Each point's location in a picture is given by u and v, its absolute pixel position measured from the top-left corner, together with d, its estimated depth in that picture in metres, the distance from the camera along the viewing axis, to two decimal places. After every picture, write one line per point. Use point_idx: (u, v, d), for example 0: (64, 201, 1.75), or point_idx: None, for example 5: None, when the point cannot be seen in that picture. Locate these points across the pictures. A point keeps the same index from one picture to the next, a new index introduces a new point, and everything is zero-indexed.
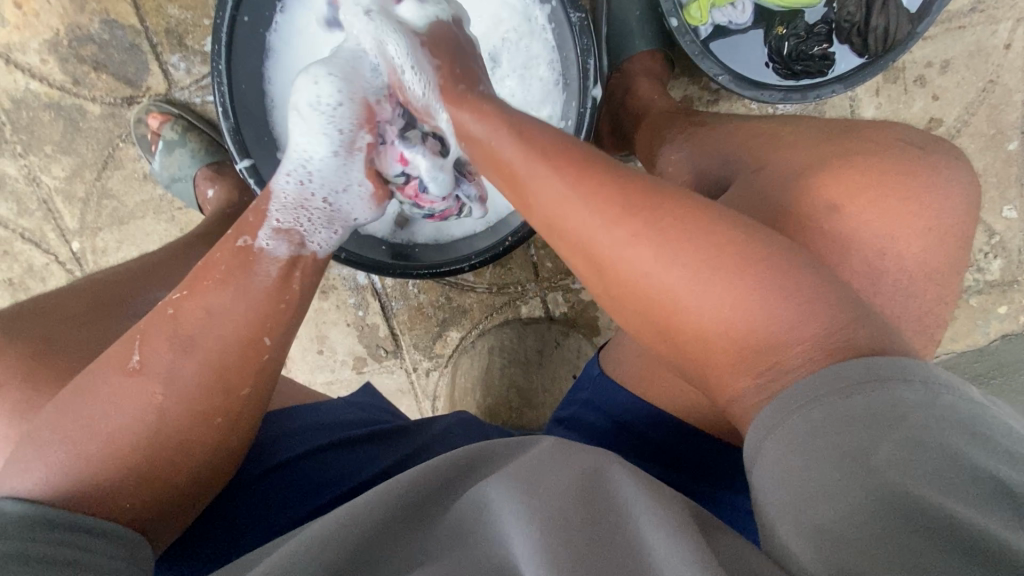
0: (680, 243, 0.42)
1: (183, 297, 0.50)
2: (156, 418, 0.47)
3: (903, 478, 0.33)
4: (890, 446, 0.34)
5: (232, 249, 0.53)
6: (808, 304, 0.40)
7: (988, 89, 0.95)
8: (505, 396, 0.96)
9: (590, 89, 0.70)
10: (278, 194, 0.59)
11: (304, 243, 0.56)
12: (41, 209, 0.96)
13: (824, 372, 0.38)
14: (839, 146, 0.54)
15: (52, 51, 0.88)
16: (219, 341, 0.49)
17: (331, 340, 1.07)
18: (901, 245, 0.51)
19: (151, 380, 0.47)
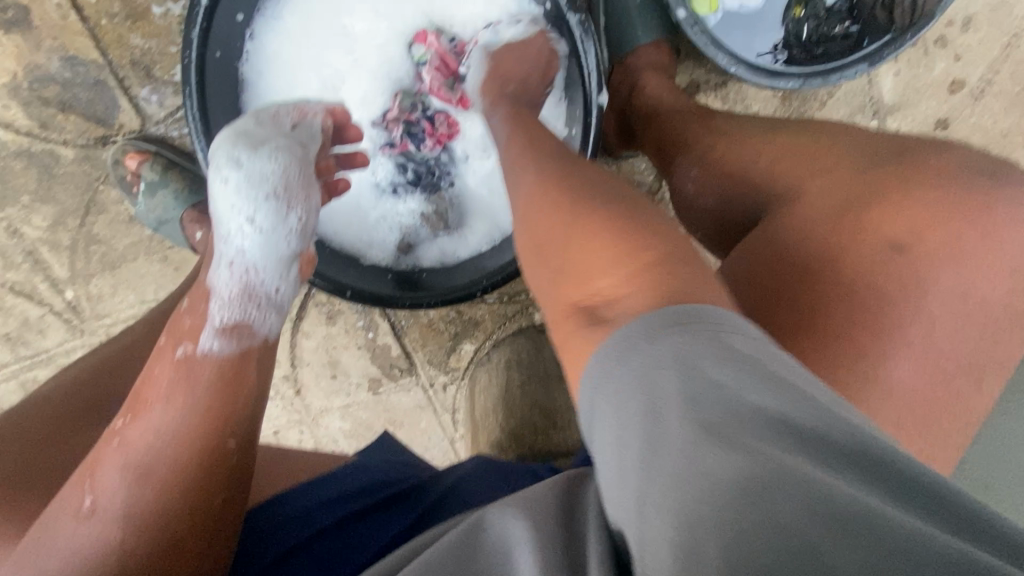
0: (563, 216, 0.45)
1: (126, 421, 0.48)
2: (114, 561, 0.44)
3: (745, 507, 0.28)
4: (728, 467, 0.29)
5: (173, 362, 0.50)
6: (654, 273, 0.40)
7: (1014, 44, 0.89)
8: (529, 417, 0.91)
9: (595, 95, 0.65)
10: (216, 287, 0.54)
11: (255, 329, 0.54)
12: (28, 261, 0.92)
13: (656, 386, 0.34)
14: (903, 175, 0.51)
15: (13, 95, 0.83)
16: (167, 463, 0.46)
17: (343, 364, 1.04)
18: (978, 286, 0.49)
19: (101, 519, 0.45)
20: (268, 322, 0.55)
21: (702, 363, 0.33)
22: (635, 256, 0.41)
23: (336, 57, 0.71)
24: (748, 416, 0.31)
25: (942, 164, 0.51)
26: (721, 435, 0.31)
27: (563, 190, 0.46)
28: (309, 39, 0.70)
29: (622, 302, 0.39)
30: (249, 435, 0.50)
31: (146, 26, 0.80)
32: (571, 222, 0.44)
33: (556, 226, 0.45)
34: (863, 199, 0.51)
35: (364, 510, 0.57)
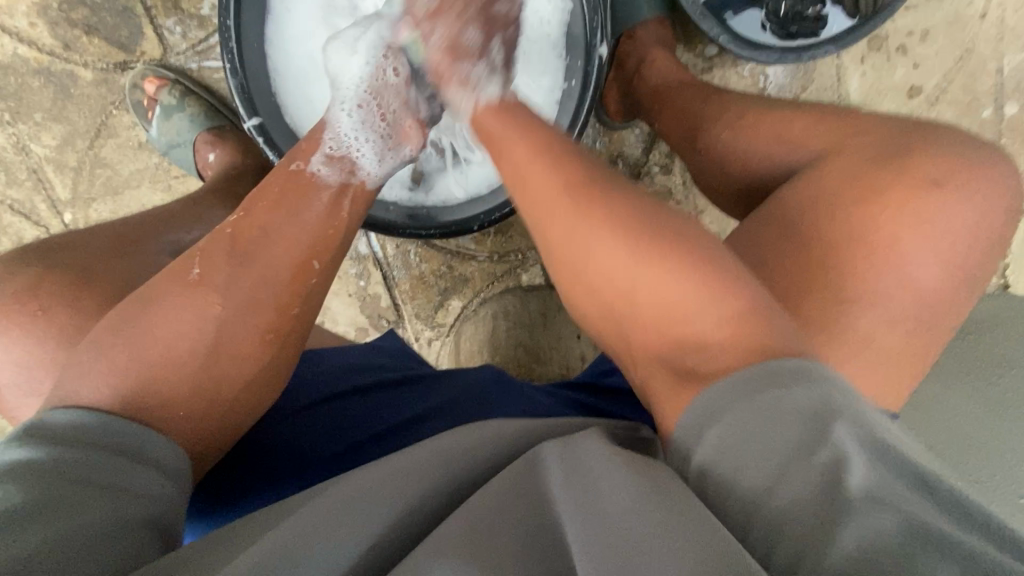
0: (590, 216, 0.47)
1: (239, 216, 0.53)
2: (213, 332, 0.48)
3: (842, 505, 0.32)
4: (855, 489, 0.32)
5: (287, 172, 0.55)
6: (695, 278, 0.43)
7: (965, 57, 0.98)
8: (512, 353, 0.95)
9: (596, 46, 0.72)
10: (335, 125, 0.61)
11: (357, 170, 0.59)
12: (30, 179, 0.93)
13: (808, 396, 0.36)
14: (899, 138, 0.57)
15: (40, 13, 0.86)
16: (273, 259, 0.51)
17: (333, 311, 1.07)
18: (951, 235, 0.52)
19: (208, 293, 0.48)
20: (372, 165, 0.60)
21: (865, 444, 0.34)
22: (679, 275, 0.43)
23: None
24: (890, 503, 0.32)
25: (943, 160, 0.54)
26: (859, 489, 0.32)
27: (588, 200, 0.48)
28: None
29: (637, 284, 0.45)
30: (331, 269, 0.55)
31: None
32: (646, 265, 0.44)
33: (587, 228, 0.47)
34: (852, 177, 0.55)
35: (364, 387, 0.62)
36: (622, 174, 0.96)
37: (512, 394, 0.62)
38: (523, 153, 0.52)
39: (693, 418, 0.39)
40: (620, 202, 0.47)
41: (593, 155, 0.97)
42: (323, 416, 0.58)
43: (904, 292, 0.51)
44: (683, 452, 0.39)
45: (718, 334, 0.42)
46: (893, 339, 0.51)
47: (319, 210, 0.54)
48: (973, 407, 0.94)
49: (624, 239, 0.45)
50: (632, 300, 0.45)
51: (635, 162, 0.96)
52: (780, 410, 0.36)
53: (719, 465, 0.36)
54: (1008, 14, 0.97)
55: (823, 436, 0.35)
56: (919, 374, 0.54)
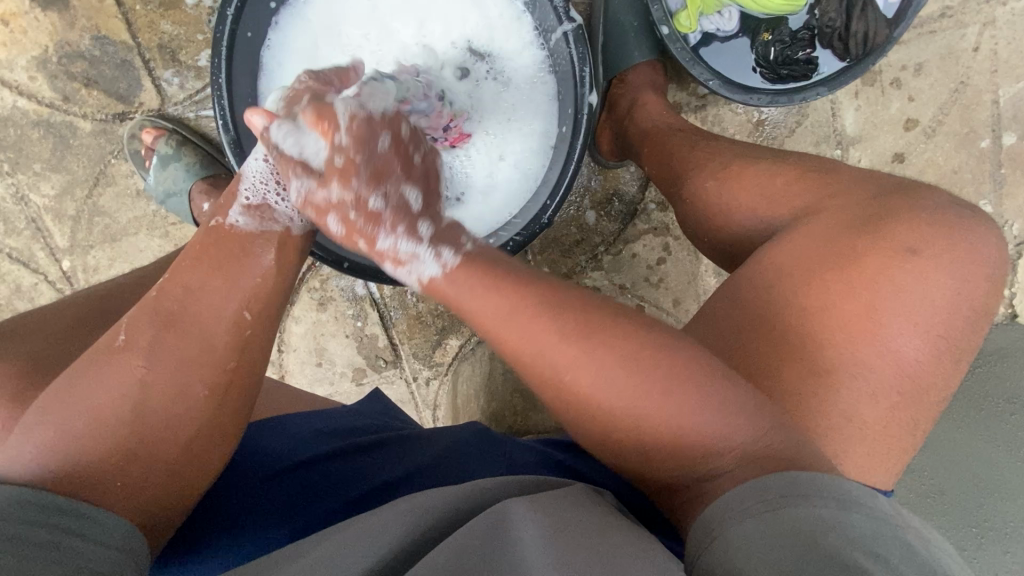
0: (603, 352, 0.43)
1: (166, 278, 0.51)
2: (137, 398, 0.46)
3: (790, 552, 0.35)
4: (803, 538, 0.35)
5: (207, 229, 0.53)
6: (716, 403, 0.43)
7: (960, 90, 0.98)
8: (509, 400, 0.94)
9: (585, 95, 0.69)
10: (248, 171, 0.57)
11: (274, 215, 0.55)
12: (29, 228, 0.93)
13: (769, 480, 0.40)
14: (874, 203, 0.56)
15: (41, 68, 0.88)
16: (205, 315, 0.49)
17: (329, 352, 1.06)
18: (929, 293, 0.51)
19: (131, 356, 0.47)
20: (292, 213, 0.56)
21: (805, 501, 0.38)
22: (702, 399, 0.43)
23: (354, 39, 0.73)
24: (818, 540, 0.35)
25: (919, 225, 0.53)
26: (803, 530, 0.36)
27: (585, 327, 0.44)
28: (327, 24, 0.73)
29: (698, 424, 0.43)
30: (274, 324, 0.53)
31: (176, 14, 0.87)
32: (634, 383, 0.43)
33: (607, 370, 0.43)
34: (828, 241, 0.55)
35: (336, 450, 0.61)
36: (618, 213, 0.96)
37: (502, 450, 0.61)
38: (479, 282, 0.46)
39: (724, 513, 0.39)
40: (609, 331, 0.44)
41: (587, 194, 0.97)
42: (303, 480, 0.57)
43: (886, 358, 0.50)
44: (705, 533, 0.39)
45: (733, 452, 0.42)
46: (878, 411, 0.50)
47: (263, 262, 0.52)
48: (982, 445, 0.91)
49: (612, 374, 0.43)
50: (610, 420, 0.44)
51: (631, 200, 0.96)
52: (803, 514, 0.37)
53: (738, 552, 0.36)
54: (1001, 47, 0.96)
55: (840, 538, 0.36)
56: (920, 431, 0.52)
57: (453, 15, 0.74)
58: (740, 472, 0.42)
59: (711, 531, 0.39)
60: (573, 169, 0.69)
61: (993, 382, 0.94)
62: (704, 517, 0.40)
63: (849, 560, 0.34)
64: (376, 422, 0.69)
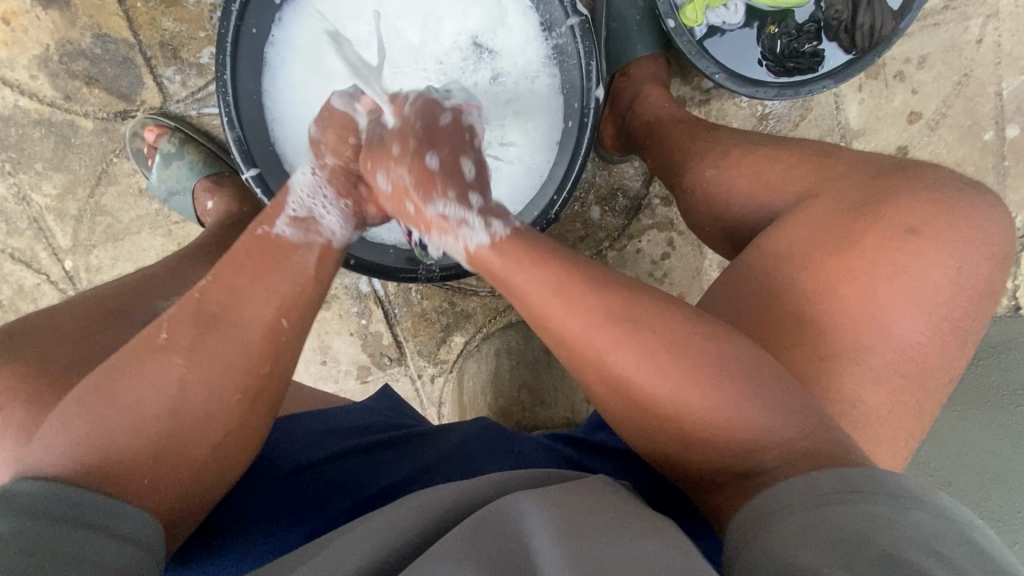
0: (645, 341, 0.44)
1: (209, 281, 0.50)
2: (176, 392, 0.46)
3: (843, 539, 0.34)
4: (851, 527, 0.35)
5: (253, 237, 0.52)
6: (763, 391, 0.44)
7: (964, 82, 0.98)
8: (516, 396, 0.94)
9: (592, 89, 0.70)
10: (295, 186, 0.58)
11: (320, 227, 0.55)
12: (31, 228, 0.93)
13: (807, 479, 0.40)
14: (883, 182, 0.55)
15: (42, 66, 0.87)
16: (244, 323, 0.49)
17: (334, 350, 1.05)
18: (936, 279, 0.51)
19: (173, 355, 0.47)
20: (335, 222, 0.56)
21: (850, 490, 0.38)
22: (748, 396, 0.43)
23: (358, 34, 0.72)
24: (867, 527, 0.35)
25: (928, 210, 0.53)
26: (850, 520, 0.35)
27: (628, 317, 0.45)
28: (331, 20, 0.72)
29: (755, 429, 0.43)
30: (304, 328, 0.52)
31: (178, 11, 0.86)
32: (696, 381, 0.44)
33: (655, 363, 0.44)
34: (835, 224, 0.54)
35: (345, 449, 0.60)
36: (622, 208, 0.96)
37: (511, 446, 0.61)
38: (534, 283, 0.46)
39: (785, 504, 0.39)
40: (669, 326, 0.45)
41: (592, 189, 0.96)
42: (312, 478, 0.57)
43: (896, 348, 0.50)
44: (750, 531, 0.38)
45: (779, 433, 0.43)
46: (881, 396, 0.50)
47: (297, 265, 0.52)
48: (987, 436, 0.91)
49: (666, 367, 0.44)
50: (678, 420, 0.44)
51: (635, 195, 0.96)
52: (861, 512, 0.36)
53: (798, 541, 0.35)
54: (1004, 38, 0.96)
55: (902, 538, 0.34)
56: (926, 419, 0.53)
57: (459, 9, 0.73)
58: (787, 468, 0.42)
59: (758, 528, 0.38)
60: (580, 164, 0.70)
61: (996, 374, 0.94)
62: (755, 504, 0.40)
63: (904, 546, 0.33)
64: (384, 419, 0.69)
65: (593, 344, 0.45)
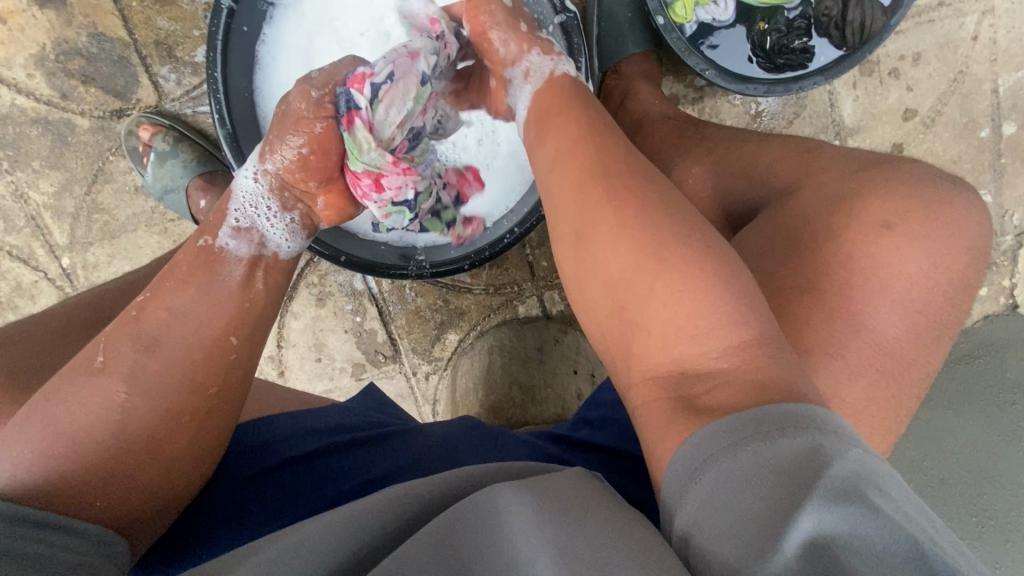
0: (632, 225, 0.46)
1: (146, 297, 0.52)
2: (119, 412, 0.47)
3: (757, 513, 0.33)
4: (768, 491, 0.33)
5: (194, 250, 0.56)
6: (739, 312, 0.42)
7: (959, 79, 0.97)
8: (507, 393, 0.94)
9: (581, 85, 0.70)
10: (237, 193, 0.60)
11: (266, 241, 0.59)
12: (29, 225, 0.94)
13: (735, 420, 0.37)
14: (864, 177, 0.55)
15: (38, 65, 0.88)
16: (183, 342, 0.50)
17: (329, 347, 1.06)
18: (915, 274, 0.51)
19: (114, 377, 0.48)
20: (282, 237, 0.61)
21: (771, 440, 0.36)
22: (723, 301, 0.42)
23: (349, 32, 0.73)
24: (787, 490, 0.33)
25: (907, 201, 0.52)
26: (767, 484, 0.34)
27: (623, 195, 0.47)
28: (323, 17, 0.73)
29: (708, 340, 0.42)
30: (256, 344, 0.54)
31: (172, 10, 0.87)
32: (673, 274, 0.43)
33: (630, 247, 0.46)
34: (812, 219, 0.54)
35: (331, 445, 0.61)
36: None
37: (497, 441, 0.61)
38: (562, 143, 0.54)
39: (718, 448, 0.37)
40: (668, 220, 0.46)
41: None
42: (298, 473, 0.57)
43: (874, 341, 0.50)
44: (674, 489, 0.38)
45: (728, 359, 0.41)
46: (857, 392, 0.50)
47: (230, 285, 0.54)
48: (983, 434, 0.91)
49: (638, 248, 0.45)
50: (637, 314, 0.45)
51: None
52: (793, 451, 0.35)
53: (726, 503, 0.34)
54: (1000, 35, 0.96)
55: (831, 474, 0.33)
56: (908, 413, 0.53)
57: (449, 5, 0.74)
58: (724, 387, 0.40)
59: (679, 492, 0.37)
60: None
61: (991, 372, 0.94)
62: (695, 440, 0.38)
63: (816, 506, 0.32)
64: (369, 418, 0.69)
65: (582, 220, 0.49)
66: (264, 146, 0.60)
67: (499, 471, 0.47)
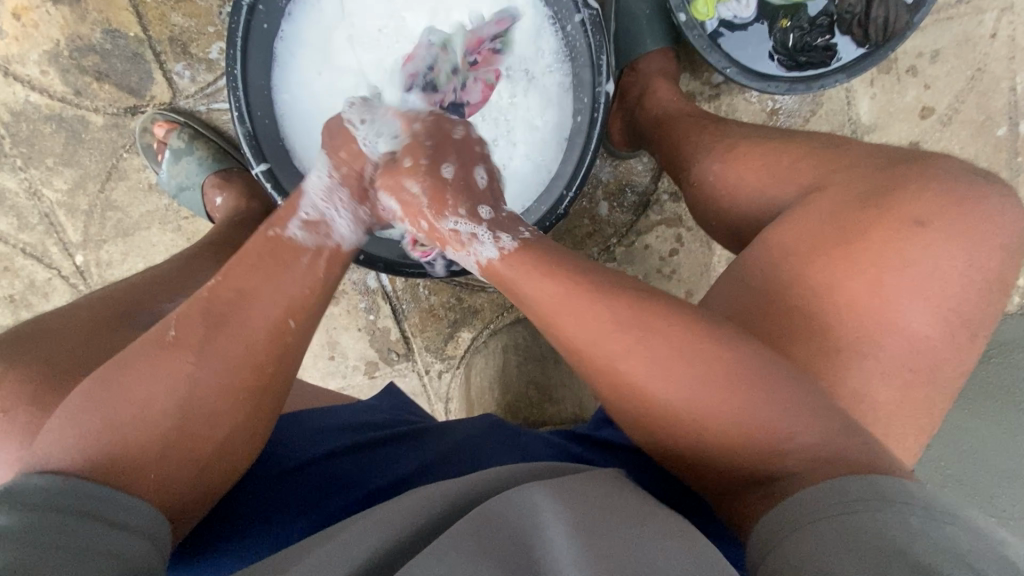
0: (660, 346, 0.44)
1: (218, 280, 0.51)
2: (185, 391, 0.46)
3: (875, 554, 0.33)
4: (881, 545, 0.33)
5: (264, 240, 0.54)
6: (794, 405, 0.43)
7: (977, 77, 0.96)
8: (523, 392, 0.94)
9: (602, 83, 0.69)
10: (307, 189, 0.59)
11: (333, 232, 0.57)
12: (43, 223, 0.93)
13: (829, 486, 0.39)
14: (889, 174, 0.55)
15: (52, 62, 0.88)
16: (249, 322, 0.49)
17: (342, 345, 1.06)
18: (937, 273, 0.51)
19: (182, 353, 0.47)
20: (347, 228, 0.58)
21: (874, 504, 0.36)
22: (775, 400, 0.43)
23: (370, 30, 0.73)
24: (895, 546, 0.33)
25: (930, 198, 0.52)
26: (875, 534, 0.34)
27: (641, 322, 0.45)
28: (343, 16, 0.73)
29: (778, 439, 0.42)
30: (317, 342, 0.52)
31: (187, 7, 0.87)
32: (720, 388, 0.43)
33: (676, 373, 0.44)
34: (838, 219, 0.53)
35: (356, 446, 0.61)
36: (631, 204, 0.95)
37: (518, 442, 0.61)
38: (555, 290, 0.48)
39: (809, 514, 0.38)
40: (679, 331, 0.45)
41: (599, 186, 0.96)
42: (321, 473, 0.57)
43: (900, 344, 0.50)
44: (766, 542, 0.38)
45: (796, 446, 0.42)
46: (885, 393, 0.50)
47: (297, 270, 0.53)
48: (993, 434, 0.91)
49: (677, 366, 0.44)
50: (692, 425, 0.44)
51: (644, 190, 0.95)
52: (876, 517, 0.35)
53: (817, 550, 0.34)
54: (1018, 33, 0.95)
55: (928, 544, 0.33)
56: (935, 414, 0.53)
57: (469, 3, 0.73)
58: (808, 473, 0.41)
59: (787, 542, 0.37)
60: (591, 160, 0.70)
61: (1006, 372, 0.93)
62: (777, 525, 0.38)
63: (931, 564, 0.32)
64: (392, 416, 0.69)
65: (608, 358, 0.46)
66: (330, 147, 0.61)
67: (528, 470, 0.47)
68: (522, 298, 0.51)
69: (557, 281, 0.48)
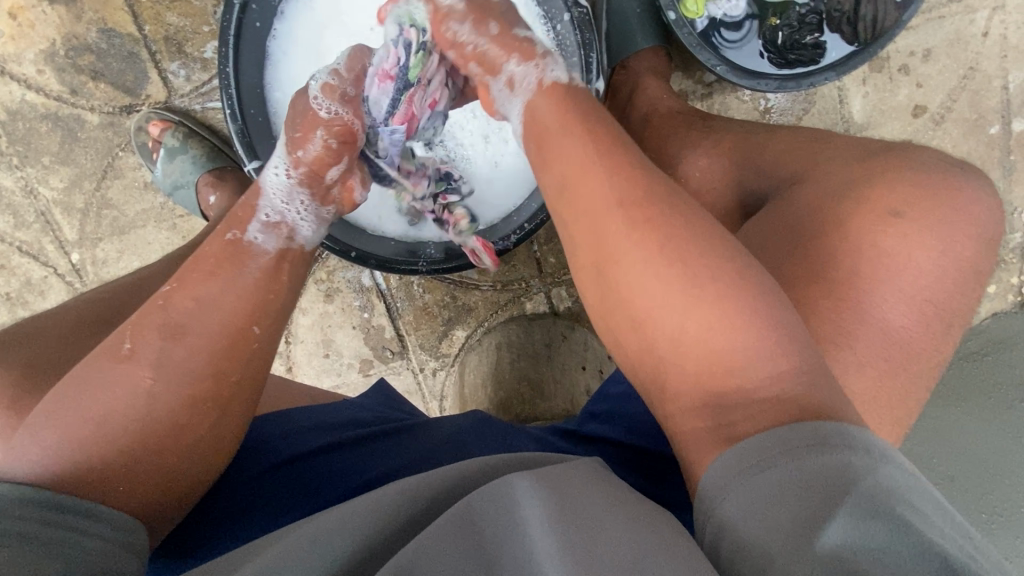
0: (656, 240, 0.45)
1: (171, 288, 0.51)
2: (145, 403, 0.47)
3: (812, 516, 0.34)
4: (818, 504, 0.34)
5: (221, 242, 0.54)
6: (771, 342, 0.42)
7: (969, 76, 0.97)
8: (516, 388, 0.95)
9: (591, 81, 0.70)
10: (266, 187, 0.59)
11: (293, 234, 0.58)
12: (39, 221, 0.94)
13: (774, 434, 0.38)
14: (873, 166, 0.55)
15: (48, 61, 0.88)
16: (210, 330, 0.49)
17: (337, 343, 1.06)
18: (917, 262, 0.51)
19: (139, 365, 0.47)
20: (308, 229, 0.60)
21: (818, 451, 0.37)
22: (755, 331, 0.42)
23: (361, 27, 0.73)
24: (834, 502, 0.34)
25: (908, 188, 0.52)
26: (816, 488, 0.35)
27: (646, 215, 0.46)
28: (334, 12, 0.73)
29: (745, 371, 0.42)
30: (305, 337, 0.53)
31: (182, 6, 0.87)
32: (701, 305, 0.43)
33: (664, 269, 0.44)
34: (817, 212, 0.54)
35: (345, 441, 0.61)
36: None
37: (506, 437, 0.61)
38: (581, 155, 0.50)
39: (755, 460, 0.38)
40: (684, 227, 0.45)
41: None
42: (308, 469, 0.58)
43: (881, 335, 0.50)
44: (710, 489, 0.39)
45: (771, 385, 0.41)
46: (868, 383, 0.50)
47: (257, 275, 0.54)
48: (988, 433, 0.91)
49: (667, 266, 0.44)
50: (664, 334, 0.44)
51: None
52: (833, 464, 0.36)
53: (757, 508, 0.35)
54: (1010, 31, 0.95)
55: (870, 490, 0.35)
56: (918, 407, 0.53)
57: None
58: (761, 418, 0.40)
59: (730, 489, 0.37)
60: None
61: (1000, 370, 0.93)
62: (732, 455, 0.39)
63: (865, 522, 0.33)
64: (380, 415, 0.69)
65: (602, 241, 0.47)
66: (291, 142, 0.59)
67: (504, 463, 0.47)
68: (548, 159, 0.52)
69: (586, 142, 0.50)
